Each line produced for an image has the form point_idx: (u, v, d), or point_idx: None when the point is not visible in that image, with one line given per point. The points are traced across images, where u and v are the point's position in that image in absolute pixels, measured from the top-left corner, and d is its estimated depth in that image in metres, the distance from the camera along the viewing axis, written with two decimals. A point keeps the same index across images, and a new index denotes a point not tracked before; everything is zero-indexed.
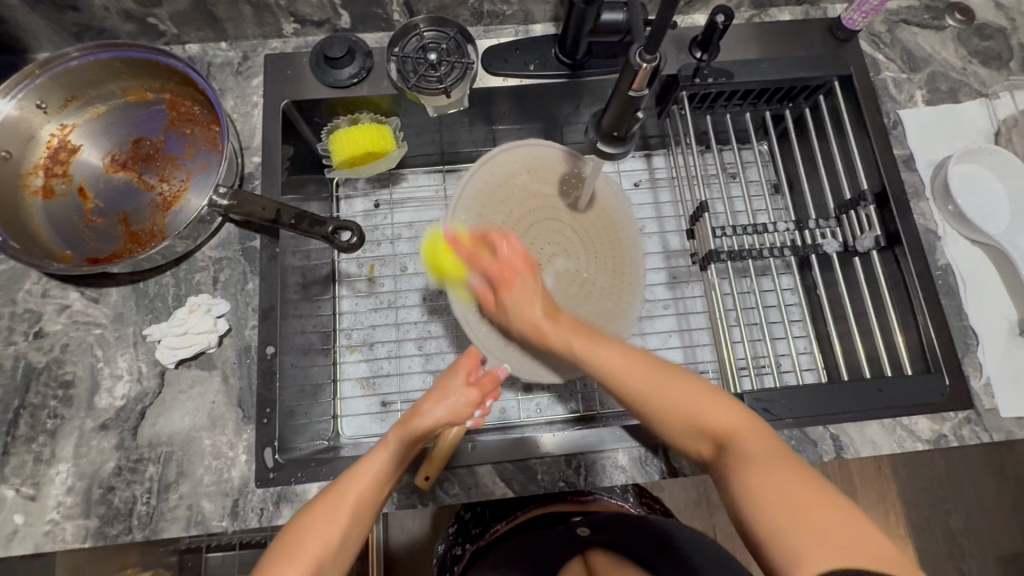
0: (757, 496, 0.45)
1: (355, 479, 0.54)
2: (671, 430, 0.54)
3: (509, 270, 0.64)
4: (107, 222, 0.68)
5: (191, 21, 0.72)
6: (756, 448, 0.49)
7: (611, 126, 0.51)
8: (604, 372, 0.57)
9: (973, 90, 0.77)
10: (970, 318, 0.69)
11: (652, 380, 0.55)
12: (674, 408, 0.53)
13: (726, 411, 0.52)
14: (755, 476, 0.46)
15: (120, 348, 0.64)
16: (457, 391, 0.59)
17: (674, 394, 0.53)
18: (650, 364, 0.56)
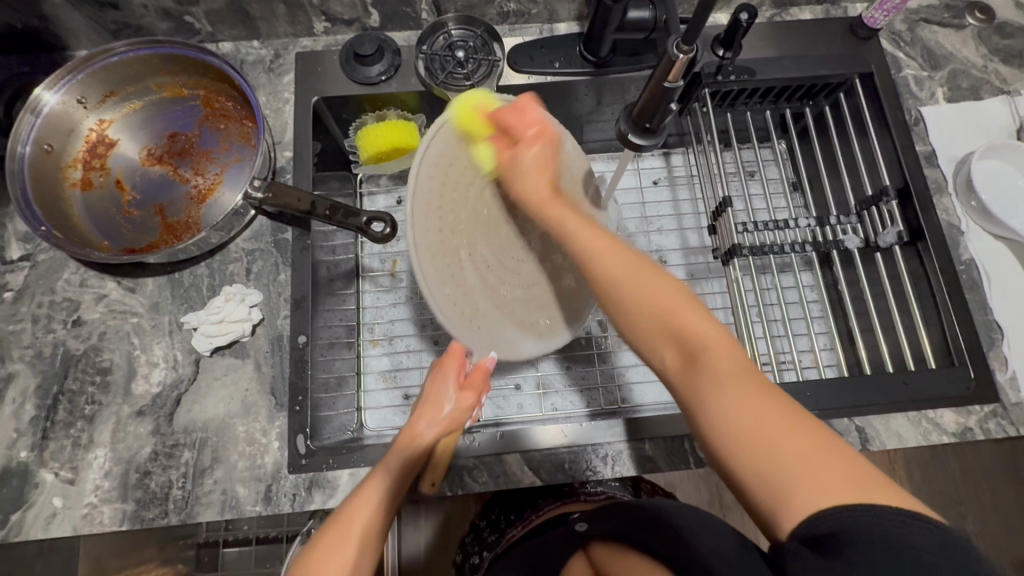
0: (729, 432, 0.42)
1: (360, 504, 0.51)
2: (641, 330, 0.49)
3: (540, 134, 0.56)
4: (143, 213, 0.69)
5: (226, 20, 0.74)
6: (725, 364, 0.45)
7: (642, 117, 0.52)
8: (587, 255, 0.52)
9: (995, 88, 0.78)
10: (994, 313, 0.69)
11: (638, 285, 0.49)
12: (648, 312, 0.48)
13: (713, 328, 0.46)
14: (729, 403, 0.43)
15: (157, 337, 0.66)
16: (449, 398, 0.58)
17: (663, 299, 0.48)
18: (630, 270, 0.50)
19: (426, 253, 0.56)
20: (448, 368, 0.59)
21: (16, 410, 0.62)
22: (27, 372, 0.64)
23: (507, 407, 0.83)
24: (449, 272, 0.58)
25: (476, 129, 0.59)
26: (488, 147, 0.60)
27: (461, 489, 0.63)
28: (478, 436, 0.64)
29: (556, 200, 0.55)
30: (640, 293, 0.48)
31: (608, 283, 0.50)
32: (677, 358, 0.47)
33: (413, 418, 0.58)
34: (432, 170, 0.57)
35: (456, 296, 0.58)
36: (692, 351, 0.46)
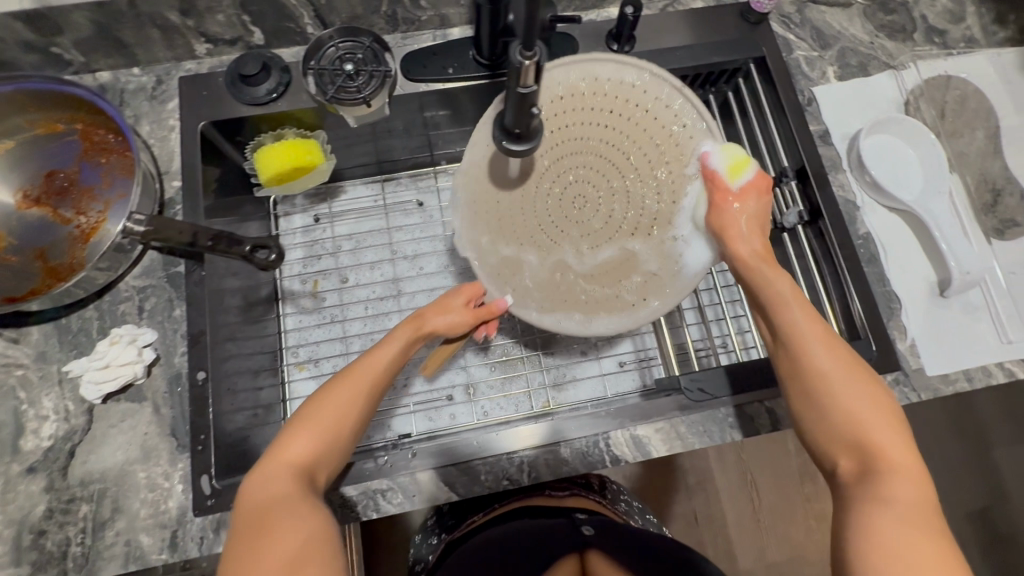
0: (880, 528, 0.45)
1: (355, 375, 0.56)
2: (827, 429, 0.52)
3: (756, 188, 0.61)
4: (22, 259, 0.66)
5: (97, 48, 0.70)
6: (908, 495, 0.46)
7: (512, 124, 0.51)
8: (799, 335, 0.54)
9: (882, 63, 0.80)
10: (892, 283, 0.71)
11: (872, 412, 0.50)
12: (853, 423, 0.50)
13: (900, 451, 0.49)
14: (890, 520, 0.45)
15: (45, 388, 0.62)
16: (455, 309, 0.62)
17: (860, 412, 0.50)
18: (852, 375, 0.52)
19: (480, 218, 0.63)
20: (465, 291, 0.64)
21: None
22: None
23: (438, 419, 0.82)
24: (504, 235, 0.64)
25: (541, 93, 0.62)
26: (565, 113, 0.63)
27: (376, 513, 0.62)
28: (390, 456, 0.63)
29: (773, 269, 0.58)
30: (843, 397, 0.51)
31: (818, 371, 0.52)
32: (848, 469, 0.50)
33: (422, 312, 0.62)
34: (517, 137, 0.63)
35: (504, 258, 0.64)
36: (871, 469, 0.49)
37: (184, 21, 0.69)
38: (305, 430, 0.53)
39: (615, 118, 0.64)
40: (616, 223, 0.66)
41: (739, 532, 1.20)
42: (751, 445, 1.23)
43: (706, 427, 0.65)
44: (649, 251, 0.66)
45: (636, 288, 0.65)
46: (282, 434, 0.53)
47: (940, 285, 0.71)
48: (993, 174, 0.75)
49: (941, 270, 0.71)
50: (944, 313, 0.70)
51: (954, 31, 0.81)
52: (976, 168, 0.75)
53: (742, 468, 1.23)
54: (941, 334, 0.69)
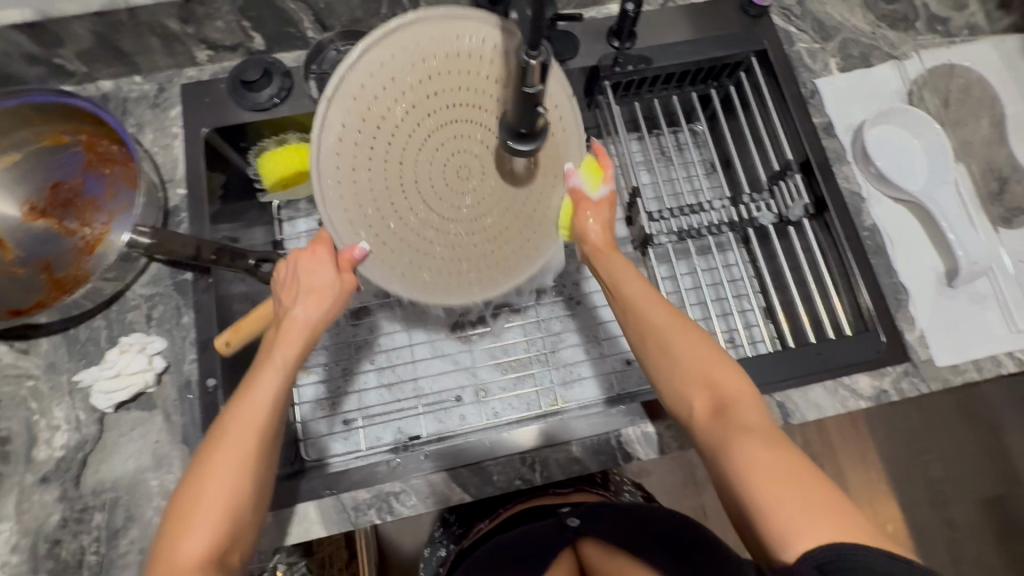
0: (742, 455, 0.45)
1: (246, 415, 0.47)
2: (674, 379, 0.52)
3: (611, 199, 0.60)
4: (29, 271, 0.66)
5: (99, 58, 0.70)
6: (751, 416, 0.48)
7: (516, 123, 0.51)
8: (633, 301, 0.55)
9: (884, 53, 0.79)
10: (900, 274, 0.71)
11: (694, 353, 0.51)
12: (693, 374, 0.51)
13: (738, 380, 0.50)
14: (750, 443, 0.45)
15: (56, 398, 0.63)
16: (328, 277, 0.52)
17: (697, 352, 0.51)
18: (681, 323, 0.53)
19: (339, 174, 0.52)
20: (314, 256, 0.52)
21: None
22: None
23: (446, 422, 0.81)
24: (367, 196, 0.53)
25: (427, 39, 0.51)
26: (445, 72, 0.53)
27: (389, 516, 0.62)
28: (402, 459, 0.63)
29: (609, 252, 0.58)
30: (682, 346, 0.52)
31: (652, 331, 0.53)
32: (703, 410, 0.50)
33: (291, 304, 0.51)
34: (360, 87, 0.51)
35: (364, 223, 0.54)
36: (720, 406, 0.49)
37: (185, 29, 0.69)
38: (195, 523, 0.44)
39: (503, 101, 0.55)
40: (496, 199, 0.58)
41: None
42: None
43: None
44: (523, 233, 0.60)
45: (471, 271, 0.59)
46: (168, 527, 0.44)
47: (948, 276, 0.70)
48: (999, 163, 0.74)
49: (948, 261, 0.70)
50: (952, 303, 0.70)
51: (958, 19, 0.81)
52: (981, 157, 0.75)
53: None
54: (950, 325, 0.69)
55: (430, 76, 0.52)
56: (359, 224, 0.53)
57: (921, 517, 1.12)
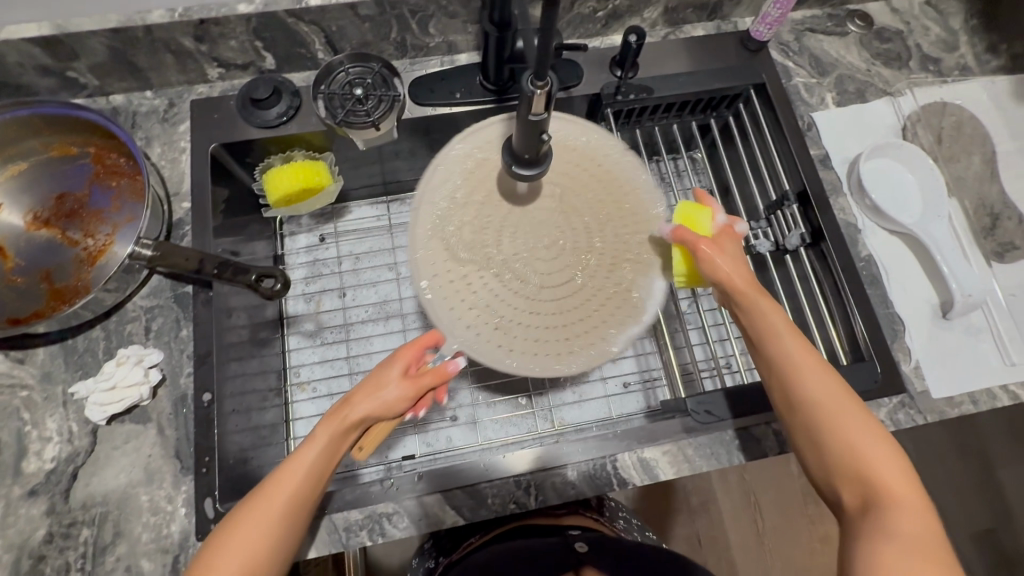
0: (880, 557, 0.45)
1: (277, 490, 0.49)
2: (821, 458, 0.51)
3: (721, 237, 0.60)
4: (28, 280, 0.66)
5: (112, 72, 0.71)
6: (909, 527, 0.45)
7: (520, 150, 0.52)
8: (789, 371, 0.53)
9: (879, 90, 0.82)
10: (895, 306, 0.71)
11: (863, 440, 0.49)
12: (846, 460, 0.49)
13: (903, 478, 0.48)
14: (891, 548, 0.45)
15: (49, 409, 0.62)
16: (392, 384, 0.53)
17: (855, 435, 0.49)
18: (851, 406, 0.51)
19: (437, 275, 0.61)
20: (403, 355, 0.54)
21: None
22: None
23: (439, 441, 0.83)
24: (475, 298, 0.61)
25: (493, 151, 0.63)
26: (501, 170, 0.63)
27: (381, 537, 0.61)
28: (397, 480, 0.62)
29: (757, 298, 0.56)
30: (848, 434, 0.50)
31: (804, 400, 0.52)
32: (852, 502, 0.49)
33: (351, 395, 0.52)
34: (449, 198, 0.62)
35: (459, 307, 0.60)
36: (870, 502, 0.47)
37: (198, 47, 0.70)
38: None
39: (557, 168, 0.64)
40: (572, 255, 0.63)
41: (742, 552, 1.18)
42: (754, 466, 1.23)
43: (713, 449, 0.64)
44: (612, 284, 0.63)
45: (589, 336, 0.62)
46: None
47: (942, 308, 0.71)
48: (991, 199, 0.76)
49: (943, 293, 0.71)
50: (946, 336, 0.70)
51: (948, 60, 0.84)
52: (974, 193, 0.76)
53: (745, 489, 1.21)
54: (945, 358, 0.69)
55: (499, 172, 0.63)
56: (459, 313, 0.60)
57: None
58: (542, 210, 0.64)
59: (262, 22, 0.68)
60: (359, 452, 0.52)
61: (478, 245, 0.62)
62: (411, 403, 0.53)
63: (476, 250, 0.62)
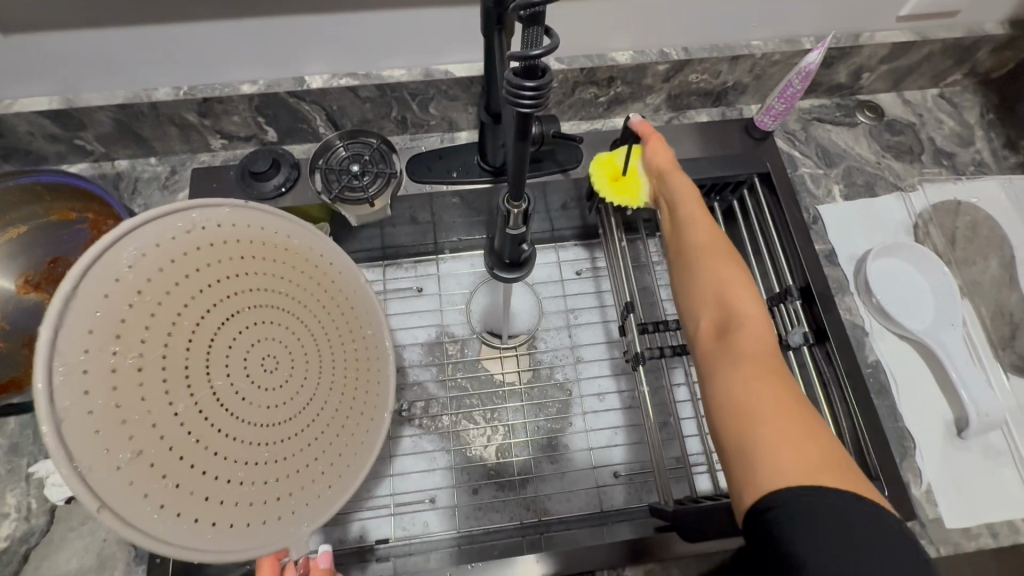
0: (733, 386, 0.48)
1: None
2: (694, 298, 0.57)
3: (671, 162, 0.67)
4: (10, 346, 0.65)
5: (118, 141, 0.73)
6: (751, 347, 0.51)
7: (501, 255, 0.51)
8: (690, 246, 0.60)
9: (889, 183, 0.79)
10: (905, 419, 0.67)
11: (722, 272, 0.57)
12: (705, 295, 0.56)
13: (759, 314, 0.53)
14: (740, 376, 0.48)
15: (11, 483, 0.60)
16: None
17: (734, 294, 0.55)
18: (741, 278, 0.56)
19: (149, 493, 0.37)
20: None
21: None
22: None
23: (416, 526, 0.79)
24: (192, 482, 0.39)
25: (164, 273, 0.40)
26: (178, 296, 0.41)
27: None
28: None
29: (672, 173, 0.66)
30: (734, 295, 0.55)
31: (692, 246, 0.60)
32: (709, 332, 0.54)
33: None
34: (89, 393, 0.36)
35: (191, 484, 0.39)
36: (724, 326, 0.53)
37: (202, 121, 0.71)
38: None
39: (253, 270, 0.45)
40: (307, 359, 0.47)
41: None
42: None
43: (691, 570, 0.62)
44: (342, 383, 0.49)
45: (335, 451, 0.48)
46: None
47: (956, 425, 0.66)
48: (1010, 307, 0.71)
49: (957, 409, 0.67)
50: (961, 457, 0.65)
51: (963, 154, 0.82)
52: (991, 299, 0.72)
53: None
54: (960, 482, 0.64)
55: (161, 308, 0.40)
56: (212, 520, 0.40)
57: None
58: (255, 327, 0.44)
59: (264, 101, 0.69)
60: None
61: (183, 420, 0.39)
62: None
63: (183, 427, 0.39)
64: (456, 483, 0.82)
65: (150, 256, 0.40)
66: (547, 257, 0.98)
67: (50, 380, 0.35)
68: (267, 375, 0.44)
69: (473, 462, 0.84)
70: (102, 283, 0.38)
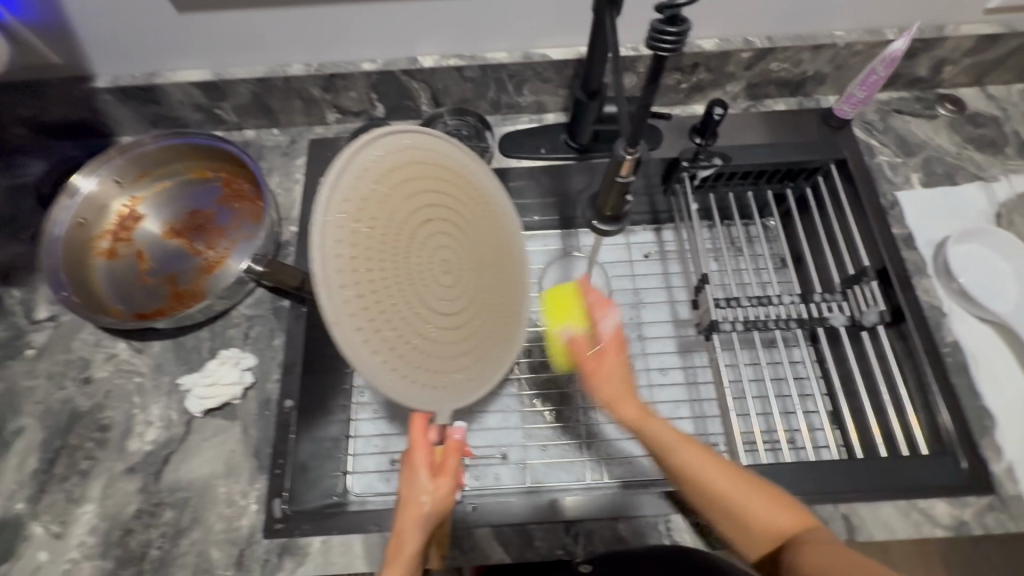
0: (816, 567, 0.44)
1: None
2: (740, 538, 0.52)
3: (618, 338, 0.68)
4: (157, 281, 0.76)
5: (249, 112, 0.82)
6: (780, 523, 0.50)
7: (605, 207, 0.57)
8: (655, 439, 0.58)
9: (971, 173, 0.80)
10: (984, 398, 0.67)
11: (723, 481, 0.54)
12: (721, 498, 0.53)
13: (773, 504, 0.51)
14: (813, 554, 0.45)
15: (155, 396, 0.70)
16: (427, 483, 0.58)
17: (737, 497, 0.52)
18: (675, 435, 0.58)
19: (362, 331, 0.45)
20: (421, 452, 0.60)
21: (20, 463, 0.66)
22: (34, 427, 0.68)
23: (488, 478, 0.85)
24: (389, 334, 0.47)
25: (394, 168, 0.50)
26: (399, 187, 0.50)
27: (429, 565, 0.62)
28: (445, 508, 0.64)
29: (646, 418, 0.61)
30: (722, 493, 0.53)
31: (690, 474, 0.55)
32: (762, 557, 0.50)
33: (400, 527, 0.56)
34: (341, 234, 0.45)
35: (384, 337, 0.47)
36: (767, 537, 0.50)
37: (324, 95, 0.80)
38: None
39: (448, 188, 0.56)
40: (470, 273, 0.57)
41: None
42: None
43: None
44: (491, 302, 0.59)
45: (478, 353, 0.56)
46: None
47: None
48: None
49: None
50: None
51: None
52: None
53: None
54: None
55: (390, 191, 0.49)
56: (396, 368, 0.47)
57: None
58: (441, 232, 0.54)
59: (380, 79, 0.78)
60: (437, 561, 0.62)
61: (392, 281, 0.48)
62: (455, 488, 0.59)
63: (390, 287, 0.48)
64: (527, 442, 0.87)
65: (387, 158, 0.50)
66: (616, 240, 1.03)
67: (326, 219, 0.44)
68: (446, 274, 0.54)
69: (539, 423, 0.89)
70: (360, 163, 0.48)
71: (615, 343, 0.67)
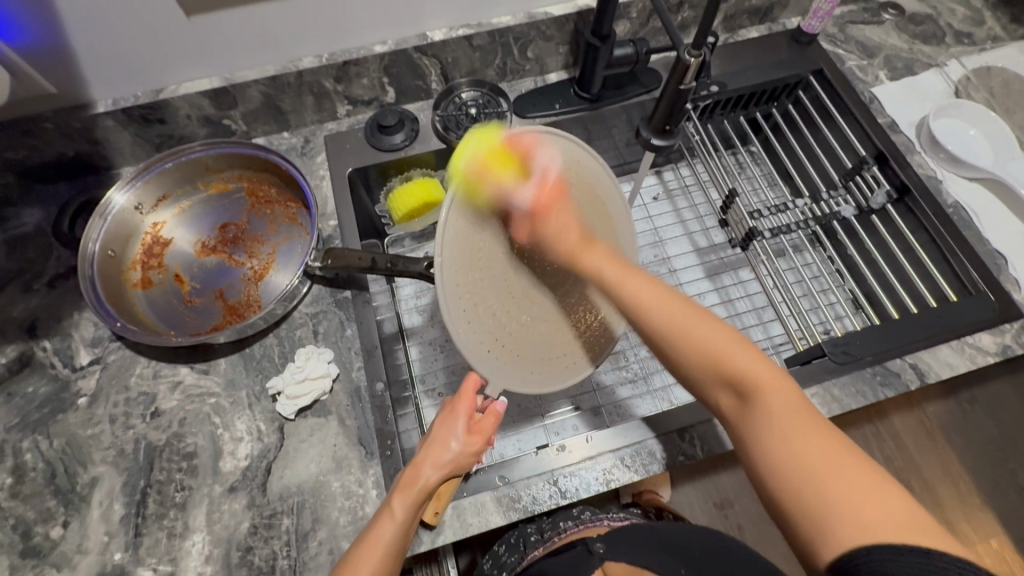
0: (773, 441, 0.45)
1: (366, 558, 0.49)
2: (698, 372, 0.51)
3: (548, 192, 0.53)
4: (204, 300, 0.73)
5: (260, 117, 0.81)
6: (783, 400, 0.47)
7: (663, 121, 0.60)
8: (636, 302, 0.53)
9: (925, 63, 0.92)
10: (992, 243, 0.78)
11: (722, 349, 0.50)
12: (705, 352, 0.50)
13: (758, 364, 0.48)
14: (774, 433, 0.46)
15: (237, 412, 0.67)
16: (456, 441, 0.55)
17: (723, 346, 0.50)
18: (617, 266, 0.55)
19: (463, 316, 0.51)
20: (460, 413, 0.56)
21: (105, 513, 0.62)
22: (110, 473, 0.63)
23: (566, 429, 0.79)
24: (482, 324, 0.52)
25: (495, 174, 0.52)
26: (502, 191, 0.53)
27: (566, 499, 0.64)
28: (567, 445, 0.66)
29: (586, 249, 0.55)
30: (696, 337, 0.50)
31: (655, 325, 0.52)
32: (730, 403, 0.50)
33: (417, 461, 0.54)
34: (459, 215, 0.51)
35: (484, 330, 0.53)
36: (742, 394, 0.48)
37: (336, 87, 0.80)
38: None
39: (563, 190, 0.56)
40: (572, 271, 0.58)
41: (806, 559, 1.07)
42: None
43: (859, 388, 0.69)
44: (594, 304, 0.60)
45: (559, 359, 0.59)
46: None
47: None
48: None
49: None
50: None
51: (979, 33, 0.94)
52: None
53: None
54: None
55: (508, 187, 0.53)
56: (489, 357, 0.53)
57: (981, 522, 1.09)
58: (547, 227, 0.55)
59: (393, 59, 0.79)
60: (432, 517, 0.60)
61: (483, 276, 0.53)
62: (478, 455, 0.56)
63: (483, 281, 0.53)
64: None
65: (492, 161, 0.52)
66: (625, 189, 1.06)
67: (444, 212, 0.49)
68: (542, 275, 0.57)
69: None
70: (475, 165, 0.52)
71: (551, 196, 0.53)
